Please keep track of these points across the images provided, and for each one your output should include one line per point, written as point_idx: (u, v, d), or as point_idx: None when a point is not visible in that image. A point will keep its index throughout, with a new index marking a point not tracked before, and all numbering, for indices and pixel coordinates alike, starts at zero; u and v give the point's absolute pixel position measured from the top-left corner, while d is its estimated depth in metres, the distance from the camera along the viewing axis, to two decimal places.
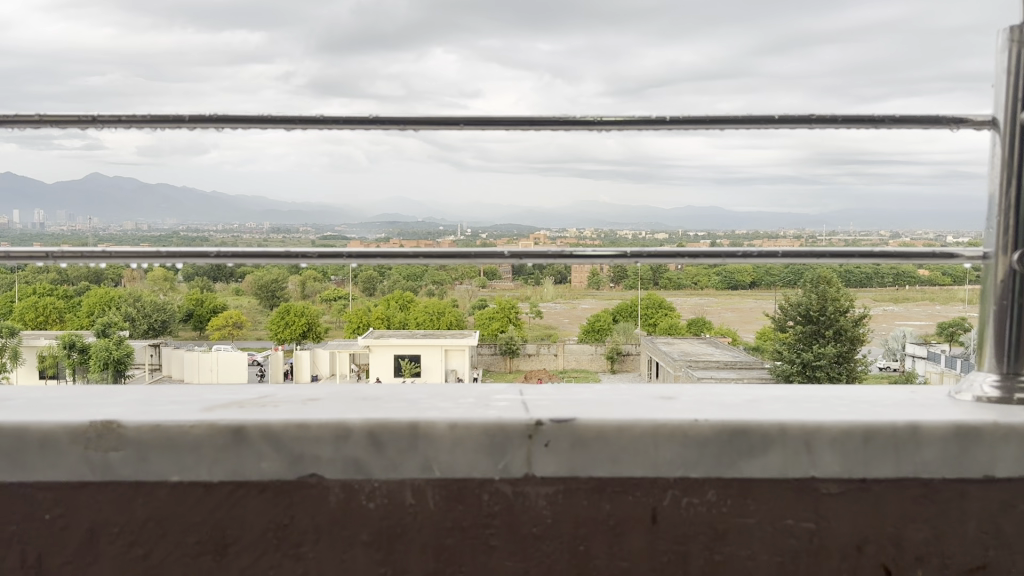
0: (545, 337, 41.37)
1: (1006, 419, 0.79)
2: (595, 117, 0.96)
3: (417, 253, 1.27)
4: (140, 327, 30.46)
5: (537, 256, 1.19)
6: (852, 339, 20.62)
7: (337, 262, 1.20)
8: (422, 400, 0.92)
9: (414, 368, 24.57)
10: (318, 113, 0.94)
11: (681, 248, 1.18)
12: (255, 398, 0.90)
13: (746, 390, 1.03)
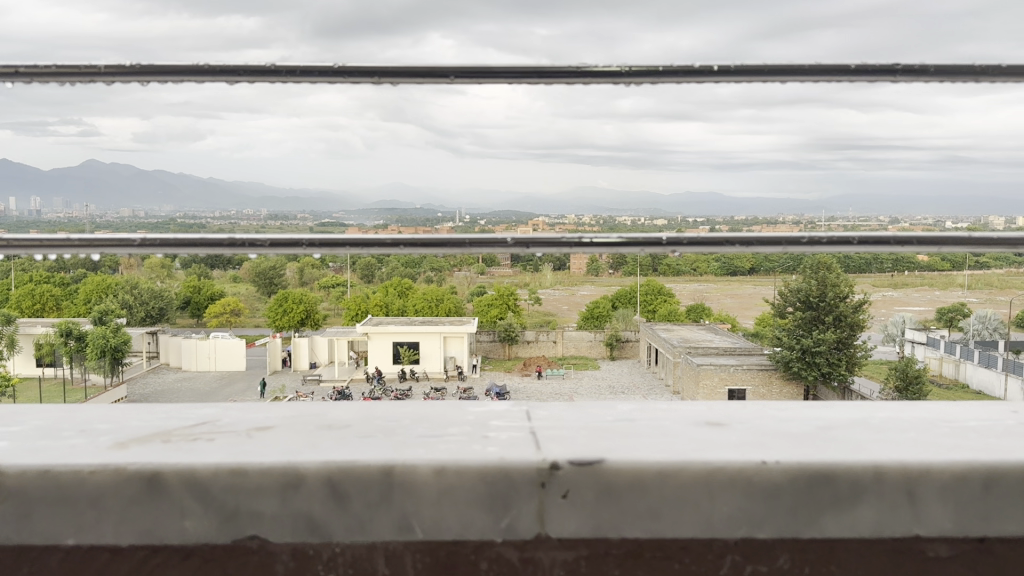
0: (544, 321, 41.17)
1: (926, 488, 1.09)
2: (614, 71, 1.45)
3: (392, 240, 1.39)
4: (137, 314, 30.29)
5: (543, 243, 1.41)
6: (853, 324, 19.71)
7: (302, 251, 1.37)
8: (412, 436, 1.21)
9: (413, 356, 24.72)
10: (385, 70, 1.44)
11: (686, 237, 1.40)
12: (184, 434, 1.23)
13: (779, 416, 1.33)
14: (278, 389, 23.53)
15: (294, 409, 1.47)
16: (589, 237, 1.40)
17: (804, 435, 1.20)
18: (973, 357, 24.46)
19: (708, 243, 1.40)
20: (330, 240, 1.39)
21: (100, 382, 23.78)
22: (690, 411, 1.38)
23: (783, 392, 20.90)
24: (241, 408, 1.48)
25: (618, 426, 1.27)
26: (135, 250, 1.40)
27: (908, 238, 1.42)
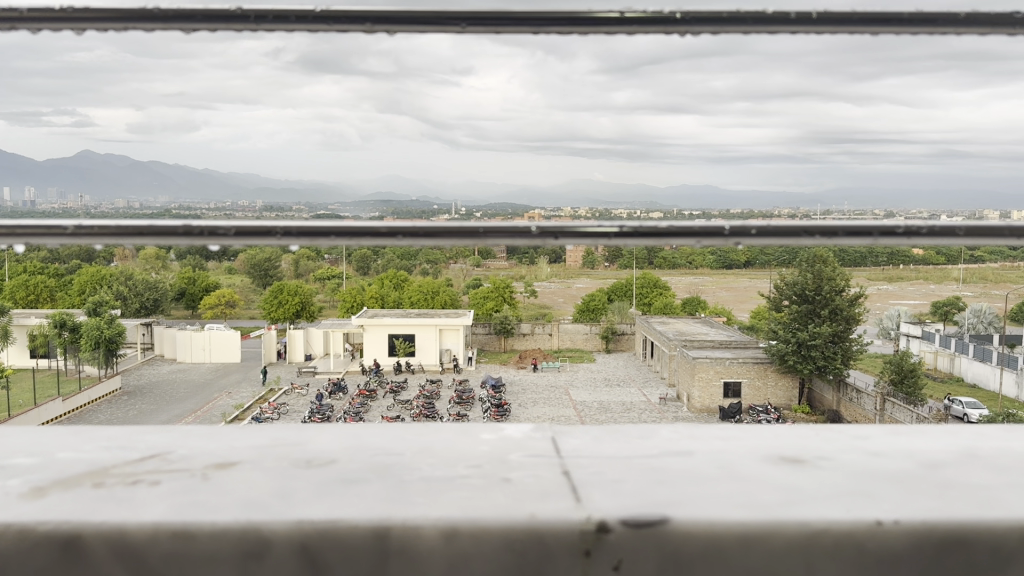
0: (540, 313, 41.09)
1: (983, 553, 1.12)
2: (677, 16, 1.38)
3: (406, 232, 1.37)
4: (132, 306, 30.19)
5: (571, 231, 1.37)
6: (850, 317, 19.57)
7: (298, 239, 1.34)
8: (422, 484, 1.24)
9: (408, 348, 24.98)
10: (382, 15, 1.38)
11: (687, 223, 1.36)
12: (126, 477, 1.27)
13: (801, 462, 1.37)
14: (274, 381, 23.61)
15: (275, 429, 1.54)
16: (584, 225, 1.39)
17: (911, 481, 1.27)
18: (968, 351, 24.55)
19: (780, 233, 1.40)
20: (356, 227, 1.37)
21: (94, 374, 23.90)
22: (743, 444, 1.46)
23: (778, 386, 21.03)
24: (200, 435, 1.51)
25: (664, 472, 1.30)
26: (69, 238, 1.38)
27: (1008, 227, 1.42)
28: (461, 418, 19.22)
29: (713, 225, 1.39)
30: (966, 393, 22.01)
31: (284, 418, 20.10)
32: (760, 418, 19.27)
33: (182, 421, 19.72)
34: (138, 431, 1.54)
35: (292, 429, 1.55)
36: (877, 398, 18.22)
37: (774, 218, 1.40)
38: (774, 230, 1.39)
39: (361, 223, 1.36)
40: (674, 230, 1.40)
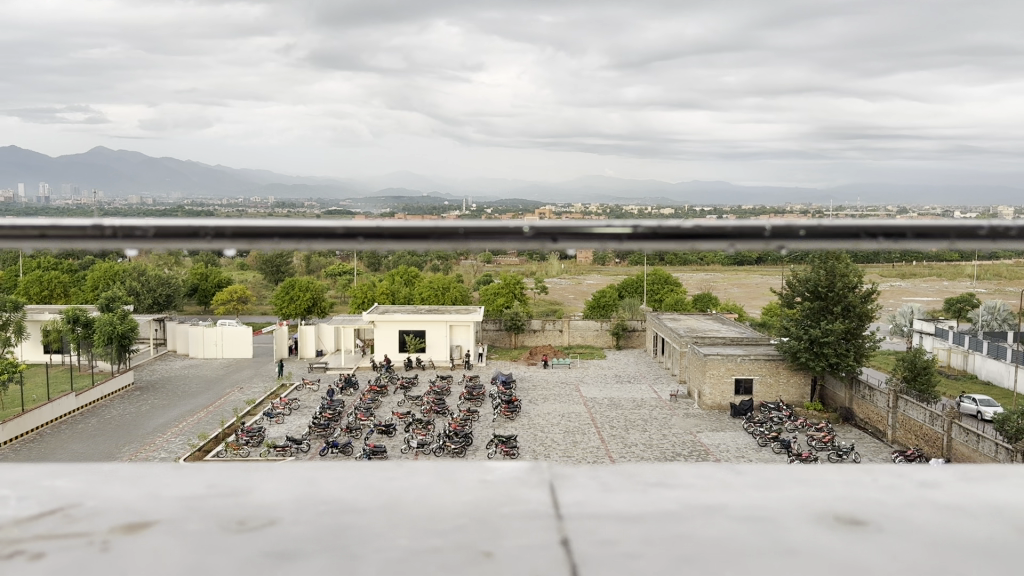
0: (551, 309, 41.03)
1: None
2: None
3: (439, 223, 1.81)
4: (144, 301, 30.42)
5: (564, 231, 1.78)
6: (863, 315, 19.58)
7: (327, 235, 1.80)
8: (473, 561, 1.68)
9: (418, 344, 25.03)
10: None
11: (662, 225, 1.76)
12: (45, 537, 1.81)
13: (722, 536, 1.80)
14: (286, 375, 23.80)
15: (203, 478, 2.18)
16: (610, 225, 1.81)
17: (963, 547, 1.76)
18: (981, 348, 24.44)
19: (827, 238, 1.82)
20: (450, 229, 1.80)
21: (107, 369, 24.19)
22: (814, 501, 2.02)
23: (790, 381, 21.02)
24: (95, 488, 2.11)
25: (701, 547, 1.74)
26: (107, 238, 1.85)
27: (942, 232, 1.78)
28: (472, 412, 19.36)
29: (754, 225, 1.82)
30: (979, 390, 21.90)
31: (296, 412, 20.27)
32: (771, 414, 19.19)
33: (194, 414, 19.91)
34: (51, 477, 2.20)
35: (213, 479, 2.18)
36: (889, 393, 18.10)
37: (825, 220, 1.82)
38: (785, 234, 1.82)
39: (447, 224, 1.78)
40: (715, 232, 1.83)
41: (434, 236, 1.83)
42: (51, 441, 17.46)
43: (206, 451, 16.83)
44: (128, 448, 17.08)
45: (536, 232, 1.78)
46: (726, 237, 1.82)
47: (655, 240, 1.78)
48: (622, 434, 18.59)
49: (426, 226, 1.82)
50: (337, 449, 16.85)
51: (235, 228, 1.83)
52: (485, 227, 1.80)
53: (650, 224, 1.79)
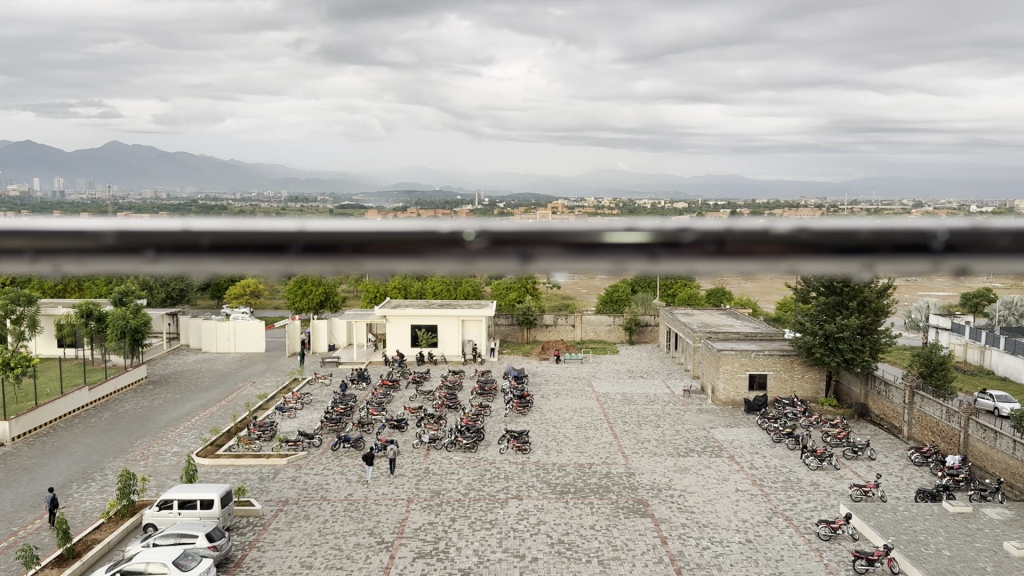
0: (563, 304, 40.85)
1: None
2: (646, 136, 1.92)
3: (344, 233, 2.08)
4: (158, 296, 30.47)
5: (515, 233, 2.07)
6: (878, 309, 19.23)
7: (201, 241, 2.07)
8: None
9: (431, 339, 24.92)
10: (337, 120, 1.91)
11: (751, 230, 2.05)
12: None
13: None
14: (298, 370, 23.73)
15: None
16: (618, 232, 2.08)
17: None
18: (998, 344, 24.13)
19: (970, 248, 2.00)
20: (318, 232, 2.07)
21: (120, 363, 24.23)
22: None
23: (804, 378, 20.84)
24: None
25: None
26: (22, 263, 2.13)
27: (1007, 236, 2.00)
28: (484, 408, 19.26)
29: (920, 227, 2.02)
30: (996, 385, 21.66)
31: (308, 407, 20.19)
32: (786, 410, 19.06)
33: (207, 409, 19.85)
34: None
35: None
36: (906, 389, 17.96)
37: (969, 226, 2.01)
38: (976, 242, 2.00)
39: (340, 229, 2.06)
40: (850, 242, 2.04)
41: (298, 241, 2.10)
42: (63, 435, 17.43)
43: (218, 446, 16.77)
44: (139, 443, 17.02)
45: (481, 237, 2.07)
46: (859, 252, 2.05)
47: (726, 251, 2.06)
48: (635, 430, 18.41)
49: (282, 229, 2.07)
50: (349, 444, 16.84)
51: (81, 230, 2.08)
52: (430, 231, 2.08)
53: (724, 233, 2.05)
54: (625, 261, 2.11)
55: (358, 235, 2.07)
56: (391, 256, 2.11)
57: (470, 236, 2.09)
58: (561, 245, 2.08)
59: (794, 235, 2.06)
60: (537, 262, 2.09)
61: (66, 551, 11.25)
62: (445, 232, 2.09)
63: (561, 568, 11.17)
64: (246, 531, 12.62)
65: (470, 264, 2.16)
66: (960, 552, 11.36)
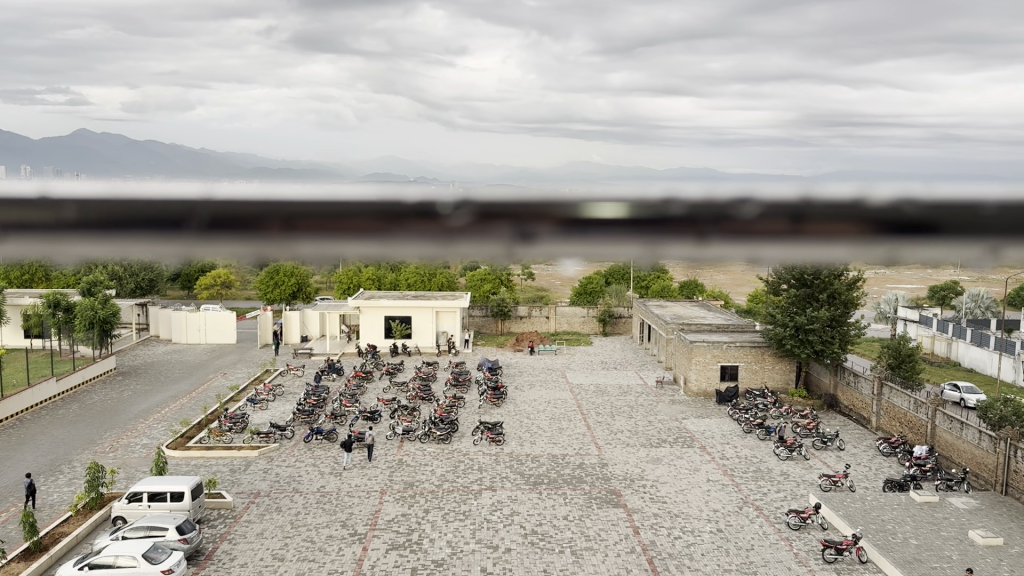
0: (537, 295, 40.90)
1: None
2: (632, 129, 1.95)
3: (255, 202, 2.14)
4: (127, 286, 30.11)
5: (495, 200, 2.11)
6: (848, 301, 19.43)
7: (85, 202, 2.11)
8: None
9: (405, 331, 24.85)
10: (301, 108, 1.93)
11: (848, 199, 2.05)
12: None
13: None
14: (270, 361, 23.55)
15: None
16: (597, 207, 2.12)
17: None
18: (965, 336, 24.49)
19: None
20: (225, 201, 2.13)
21: (89, 354, 23.94)
22: None
23: (775, 369, 21.05)
24: None
25: None
26: None
27: None
28: (458, 400, 19.24)
29: None
30: (963, 376, 22.00)
31: (281, 398, 20.06)
32: (756, 401, 19.27)
33: (177, 400, 19.66)
34: None
35: None
36: (874, 380, 18.16)
37: None
38: None
39: (258, 196, 2.12)
40: (971, 220, 2.02)
41: (206, 210, 2.15)
42: (30, 426, 17.19)
43: (189, 438, 16.62)
44: (108, 435, 16.83)
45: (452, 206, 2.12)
46: (974, 232, 2.04)
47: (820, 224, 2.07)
48: (608, 421, 18.51)
49: (188, 196, 2.13)
50: (322, 436, 16.76)
51: None
52: (391, 200, 2.12)
53: (803, 208, 2.07)
54: (673, 239, 2.14)
55: (295, 203, 2.12)
56: (334, 228, 2.16)
57: (455, 210, 2.14)
58: (557, 221, 2.14)
59: (897, 208, 2.04)
60: (537, 244, 2.16)
61: (33, 545, 11.10)
62: (410, 204, 2.13)
63: (534, 558, 11.22)
64: (217, 523, 12.53)
65: (447, 241, 2.21)
66: (926, 541, 11.54)
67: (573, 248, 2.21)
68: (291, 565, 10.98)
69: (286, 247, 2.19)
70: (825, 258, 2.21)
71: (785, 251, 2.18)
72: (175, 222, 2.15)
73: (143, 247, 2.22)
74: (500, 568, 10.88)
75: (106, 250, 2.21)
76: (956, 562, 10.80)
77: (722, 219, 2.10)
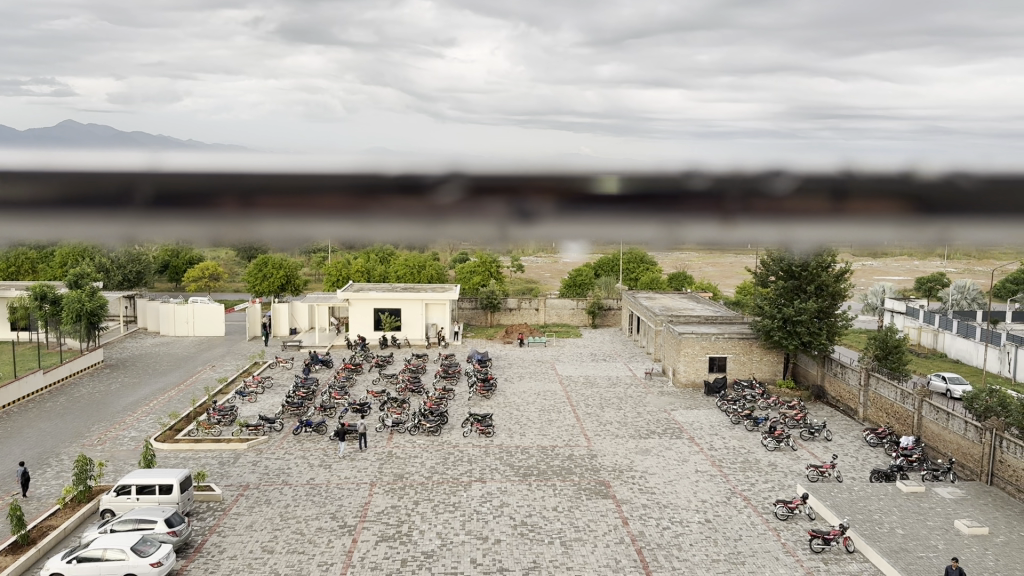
0: (526, 287, 40.93)
1: None
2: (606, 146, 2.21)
3: (198, 174, 2.32)
4: (114, 278, 29.94)
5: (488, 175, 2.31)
6: (835, 293, 19.50)
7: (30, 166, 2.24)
8: None
9: (394, 323, 24.80)
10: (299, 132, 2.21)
11: (892, 174, 2.32)
12: None
13: None
14: (258, 353, 23.50)
15: None
16: (601, 185, 2.37)
17: None
18: (951, 327, 24.68)
19: None
20: (163, 173, 2.31)
21: (76, 346, 23.81)
22: None
23: (762, 360, 21.15)
24: None
25: None
26: None
27: None
28: (447, 392, 19.26)
29: None
30: (948, 367, 22.17)
31: (270, 391, 20.03)
32: (744, 392, 19.37)
33: (165, 393, 19.61)
34: None
35: None
36: (861, 371, 18.28)
37: None
38: None
39: (195, 170, 2.30)
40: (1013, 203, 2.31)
41: (148, 182, 2.33)
42: (17, 419, 17.11)
43: (177, 430, 16.59)
44: (96, 428, 16.77)
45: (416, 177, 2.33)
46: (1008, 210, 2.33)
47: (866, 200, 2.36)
48: (597, 412, 18.56)
49: (133, 170, 2.31)
50: (311, 428, 16.75)
51: None
52: (362, 175, 2.33)
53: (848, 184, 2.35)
54: (702, 217, 2.46)
55: (258, 177, 2.33)
56: (301, 202, 2.37)
57: (444, 186, 2.36)
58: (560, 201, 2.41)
59: (950, 182, 2.30)
60: (538, 220, 2.43)
61: (20, 538, 11.06)
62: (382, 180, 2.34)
63: (524, 549, 11.26)
64: (206, 515, 12.52)
65: (436, 218, 2.46)
66: (912, 530, 11.65)
67: (577, 226, 2.50)
68: (281, 558, 11.00)
69: (246, 223, 2.42)
70: (867, 241, 2.48)
71: (822, 230, 2.46)
72: (127, 197, 2.35)
73: (90, 225, 2.40)
74: (490, 560, 10.91)
75: (88, 229, 2.41)
76: (942, 552, 10.91)
77: (757, 194, 2.38)
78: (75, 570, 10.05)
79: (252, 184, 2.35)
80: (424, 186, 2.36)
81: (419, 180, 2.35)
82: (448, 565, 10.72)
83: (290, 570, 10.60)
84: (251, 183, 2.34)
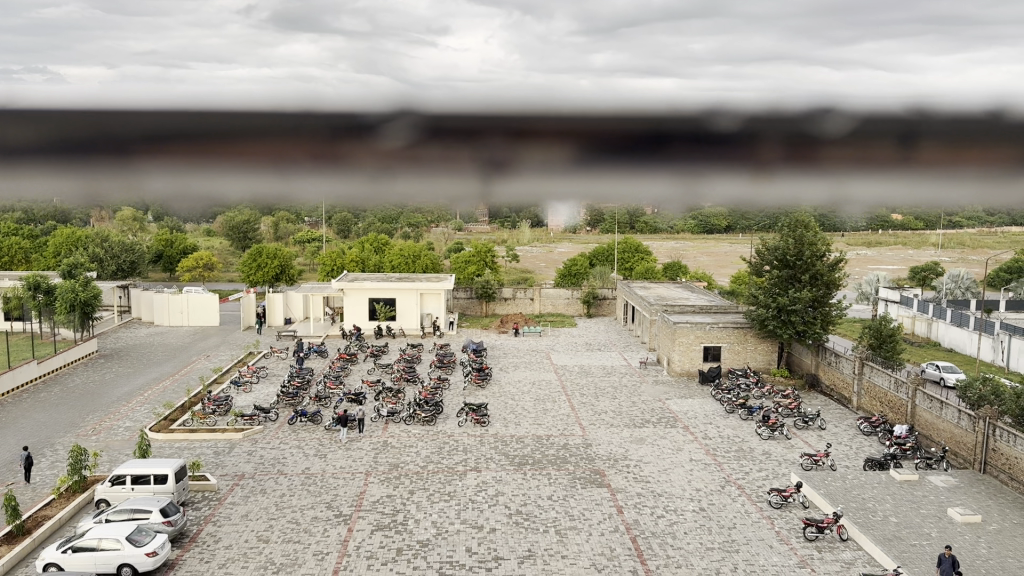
0: (522, 277, 40.98)
1: None
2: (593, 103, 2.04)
3: (79, 115, 2.02)
4: (108, 268, 29.82)
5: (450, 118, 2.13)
6: (829, 282, 19.49)
7: None
8: None
9: (389, 313, 24.74)
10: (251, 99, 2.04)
11: (970, 116, 1.97)
12: None
13: None
14: (253, 344, 23.45)
15: None
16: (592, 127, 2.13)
17: None
18: (944, 316, 24.81)
19: None
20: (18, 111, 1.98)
21: (70, 337, 23.72)
22: None
23: (757, 350, 21.18)
24: None
25: None
26: None
27: None
28: (442, 381, 19.25)
29: None
30: (942, 356, 22.27)
31: (264, 380, 19.99)
32: (739, 381, 19.40)
33: (160, 383, 19.58)
34: None
35: None
36: (856, 360, 18.28)
37: None
38: None
39: (63, 117, 2.01)
40: None
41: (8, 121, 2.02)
42: (11, 410, 17.04)
43: (172, 420, 16.56)
44: (90, 418, 16.73)
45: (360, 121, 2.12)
46: None
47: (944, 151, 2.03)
48: (592, 402, 18.59)
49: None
50: (306, 418, 16.74)
51: None
52: (290, 118, 2.09)
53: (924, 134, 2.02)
54: (731, 170, 2.23)
55: (167, 123, 2.05)
56: (216, 157, 2.12)
57: (389, 126, 2.15)
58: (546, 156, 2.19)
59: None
60: (514, 172, 2.22)
61: (15, 528, 11.03)
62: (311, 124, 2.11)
63: (519, 538, 11.29)
64: (201, 506, 12.50)
65: (385, 175, 2.25)
66: (906, 518, 11.69)
67: (570, 184, 2.27)
68: (277, 547, 11.00)
69: (140, 179, 2.16)
70: (938, 206, 2.15)
71: (885, 185, 2.14)
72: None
73: None
74: (485, 548, 10.94)
75: None
76: (935, 540, 10.96)
77: (801, 138, 2.13)
78: (70, 561, 10.04)
79: (153, 129, 2.06)
80: (363, 129, 2.14)
81: (359, 121, 2.13)
82: (443, 554, 10.73)
83: (286, 559, 10.60)
84: (128, 133, 2.06)
